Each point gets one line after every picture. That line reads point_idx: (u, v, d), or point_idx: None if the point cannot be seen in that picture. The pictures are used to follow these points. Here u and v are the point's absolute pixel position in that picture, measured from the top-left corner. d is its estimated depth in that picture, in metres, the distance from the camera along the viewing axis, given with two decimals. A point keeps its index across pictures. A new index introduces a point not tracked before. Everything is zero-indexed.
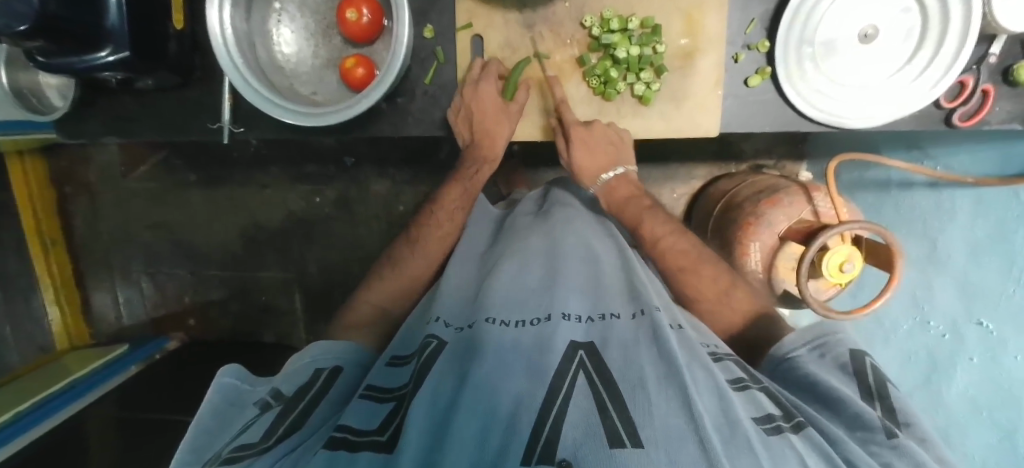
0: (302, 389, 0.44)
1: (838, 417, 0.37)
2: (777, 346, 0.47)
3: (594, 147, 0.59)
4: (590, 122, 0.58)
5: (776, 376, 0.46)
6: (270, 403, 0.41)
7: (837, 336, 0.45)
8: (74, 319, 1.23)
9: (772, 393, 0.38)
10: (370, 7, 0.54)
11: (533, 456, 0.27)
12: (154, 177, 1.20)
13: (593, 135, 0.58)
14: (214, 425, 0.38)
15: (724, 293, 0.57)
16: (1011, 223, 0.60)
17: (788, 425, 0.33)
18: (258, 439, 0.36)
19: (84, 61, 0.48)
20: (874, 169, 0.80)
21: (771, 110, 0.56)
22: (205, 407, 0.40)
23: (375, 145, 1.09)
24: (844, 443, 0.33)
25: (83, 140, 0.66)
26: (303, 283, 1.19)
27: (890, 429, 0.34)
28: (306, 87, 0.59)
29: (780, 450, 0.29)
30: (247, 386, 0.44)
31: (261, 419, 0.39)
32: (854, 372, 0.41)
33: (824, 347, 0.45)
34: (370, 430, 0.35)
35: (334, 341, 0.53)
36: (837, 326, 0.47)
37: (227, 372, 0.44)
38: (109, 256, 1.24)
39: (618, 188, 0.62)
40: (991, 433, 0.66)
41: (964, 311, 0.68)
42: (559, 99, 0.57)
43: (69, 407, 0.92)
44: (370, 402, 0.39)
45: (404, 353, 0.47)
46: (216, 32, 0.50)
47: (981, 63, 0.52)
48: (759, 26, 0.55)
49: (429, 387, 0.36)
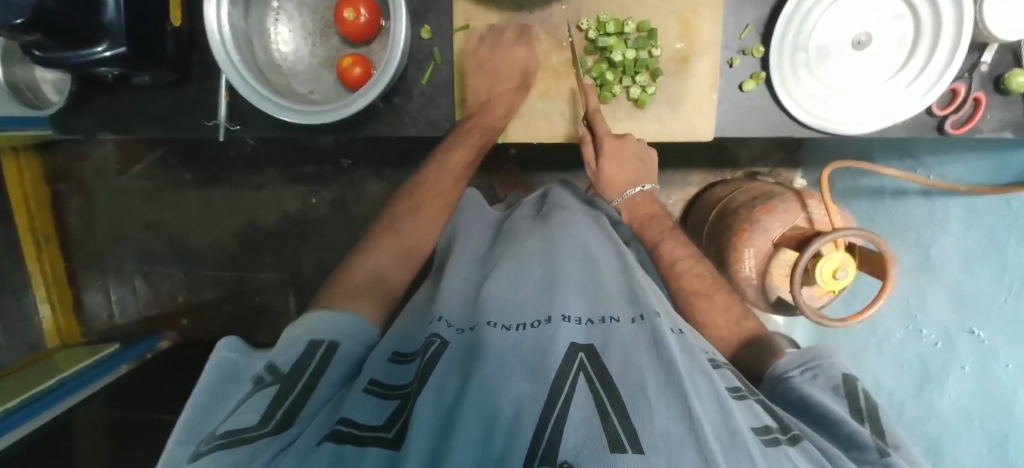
0: (298, 366, 0.42)
1: (833, 436, 0.37)
2: (772, 367, 0.46)
3: (625, 162, 0.59)
4: (624, 136, 0.57)
5: (770, 395, 0.45)
6: (267, 381, 0.39)
7: (832, 359, 0.45)
8: (65, 317, 1.22)
9: (768, 406, 0.37)
10: (368, 7, 0.54)
11: (535, 458, 0.28)
12: (149, 175, 1.19)
13: (625, 150, 0.58)
14: (210, 401, 0.39)
15: (735, 322, 0.54)
16: (1004, 231, 0.60)
17: (784, 438, 0.33)
18: (255, 425, 0.34)
19: (80, 56, 0.48)
20: (868, 177, 0.81)
21: (765, 116, 0.56)
22: (202, 380, 0.41)
23: (372, 146, 1.09)
24: (840, 459, 0.33)
25: (77, 135, 0.66)
26: (298, 283, 1.18)
27: (882, 448, 0.34)
28: (303, 86, 0.59)
29: (778, 461, 0.29)
30: (241, 361, 0.44)
31: (256, 400, 0.37)
32: (847, 394, 0.41)
33: (816, 368, 0.44)
34: (375, 426, 0.34)
35: (342, 313, 0.50)
36: (826, 349, 0.47)
37: (225, 345, 0.45)
38: (102, 254, 1.23)
39: (642, 204, 0.62)
40: (981, 441, 0.65)
41: (957, 320, 0.67)
42: (592, 109, 0.55)
43: (64, 402, 0.91)
44: (376, 399, 0.38)
45: (407, 351, 0.47)
46: (213, 29, 0.51)
47: (973, 71, 0.52)
48: (754, 32, 0.55)
49: (432, 387, 0.36)
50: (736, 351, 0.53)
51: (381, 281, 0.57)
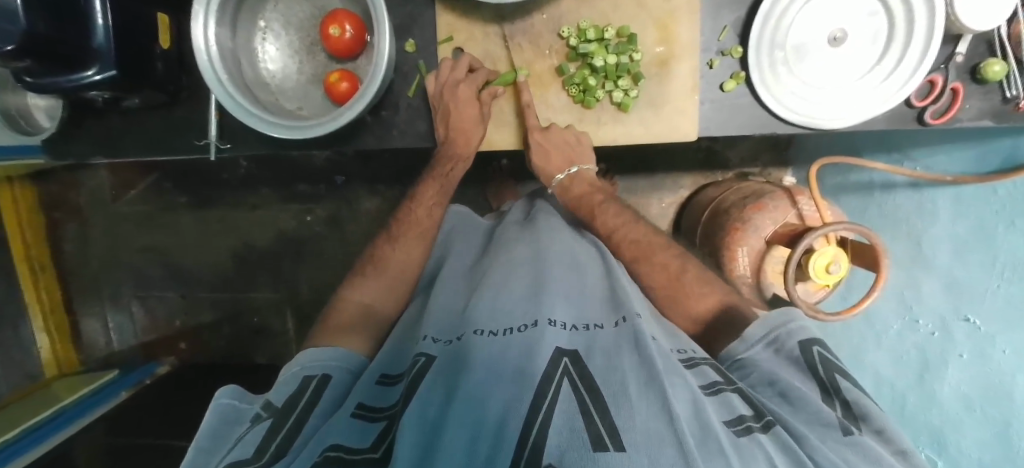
0: (291, 398, 0.42)
1: (796, 413, 0.38)
2: (734, 343, 0.46)
3: (552, 150, 0.61)
4: (547, 127, 0.59)
5: (734, 372, 0.45)
6: (262, 418, 0.40)
7: (789, 324, 0.44)
8: (62, 348, 1.19)
9: (746, 395, 0.37)
10: (352, 23, 0.55)
11: (521, 459, 0.28)
12: (144, 201, 1.20)
13: (551, 139, 0.60)
14: (212, 447, 0.39)
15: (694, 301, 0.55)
16: (992, 221, 0.60)
17: (757, 426, 0.34)
18: (247, 458, 0.34)
19: (72, 80, 0.49)
20: (858, 173, 0.83)
21: (747, 114, 0.57)
22: (200, 429, 0.40)
23: (364, 163, 1.10)
24: (806, 439, 0.34)
25: (70, 161, 0.67)
26: (295, 302, 1.18)
27: (846, 427, 0.35)
28: (291, 102, 0.60)
29: (751, 454, 0.30)
30: (244, 405, 0.44)
31: (251, 435, 0.37)
32: (809, 366, 0.41)
33: (777, 341, 0.44)
34: (364, 448, 0.35)
35: (331, 346, 0.51)
36: (786, 310, 0.46)
37: (224, 392, 0.44)
38: (98, 282, 1.25)
39: (573, 186, 0.66)
40: (987, 429, 0.64)
41: (951, 308, 0.66)
42: (526, 102, 0.58)
43: (58, 435, 0.90)
44: (363, 422, 0.38)
45: (394, 372, 0.47)
46: (201, 49, 0.51)
47: (948, 63, 0.53)
48: (732, 33, 0.56)
49: (417, 401, 0.35)
50: (706, 326, 0.53)
51: (356, 321, 0.57)
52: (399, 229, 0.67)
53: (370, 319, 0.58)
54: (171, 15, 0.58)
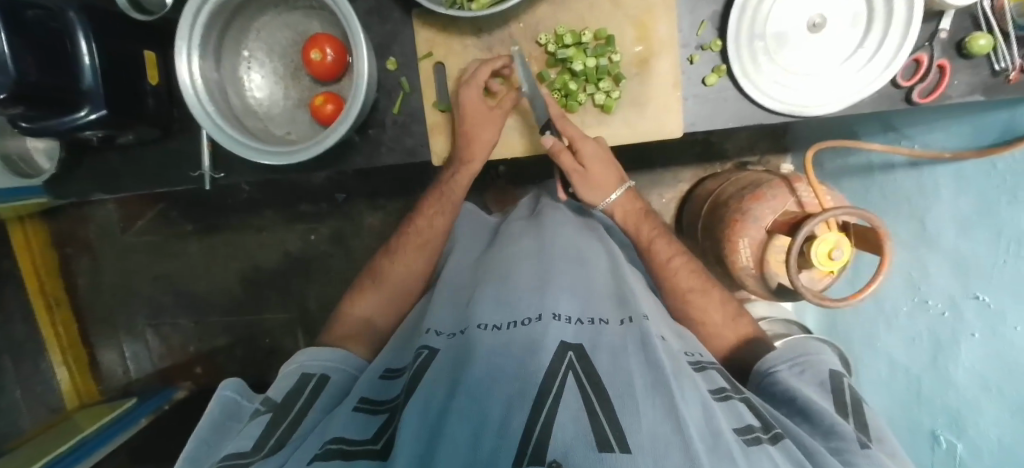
0: (290, 396, 0.44)
1: (814, 428, 0.39)
2: (762, 362, 0.49)
3: (606, 164, 0.58)
4: (596, 139, 0.58)
5: (760, 392, 0.47)
6: (261, 411, 0.42)
7: (820, 356, 0.47)
8: (82, 379, 1.22)
9: (751, 403, 0.38)
10: (333, 46, 0.56)
11: (525, 456, 0.28)
12: (150, 230, 1.22)
13: (601, 151, 0.58)
14: (213, 439, 0.40)
15: (732, 318, 0.57)
16: (994, 194, 0.57)
17: (766, 437, 0.33)
18: (247, 452, 0.36)
19: (65, 121, 0.50)
20: (854, 155, 0.84)
21: (732, 107, 0.56)
22: (204, 420, 0.42)
23: (365, 179, 1.12)
24: (819, 455, 0.34)
25: (72, 199, 0.68)
26: (305, 321, 1.19)
27: (862, 440, 0.37)
28: (279, 127, 0.61)
29: (760, 460, 0.30)
30: (246, 402, 0.46)
31: (250, 429, 0.39)
32: (833, 389, 0.44)
33: (805, 364, 0.46)
34: (364, 439, 0.35)
35: (331, 348, 0.52)
36: (816, 348, 0.49)
37: (227, 386, 0.46)
38: (111, 314, 1.25)
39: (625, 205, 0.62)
40: (1001, 408, 0.59)
41: (960, 286, 0.63)
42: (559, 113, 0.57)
43: (87, 459, 0.91)
44: (364, 415, 0.38)
45: (397, 366, 0.48)
46: (187, 83, 0.52)
47: (933, 40, 0.53)
48: (710, 27, 0.56)
49: (420, 394, 0.36)
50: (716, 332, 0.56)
51: (355, 332, 0.59)
52: (401, 241, 0.67)
53: (371, 335, 0.59)
54: (157, 52, 0.60)
